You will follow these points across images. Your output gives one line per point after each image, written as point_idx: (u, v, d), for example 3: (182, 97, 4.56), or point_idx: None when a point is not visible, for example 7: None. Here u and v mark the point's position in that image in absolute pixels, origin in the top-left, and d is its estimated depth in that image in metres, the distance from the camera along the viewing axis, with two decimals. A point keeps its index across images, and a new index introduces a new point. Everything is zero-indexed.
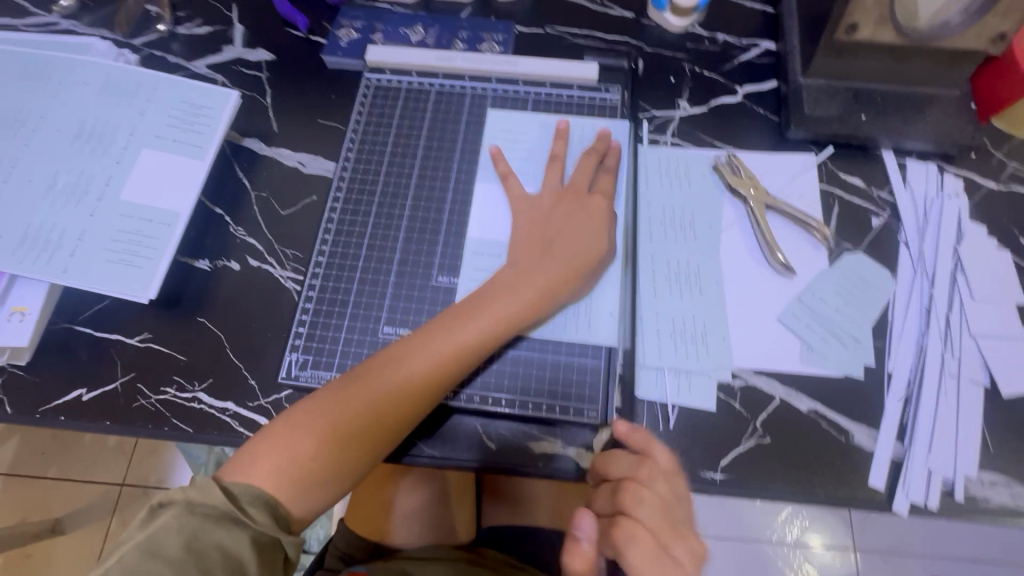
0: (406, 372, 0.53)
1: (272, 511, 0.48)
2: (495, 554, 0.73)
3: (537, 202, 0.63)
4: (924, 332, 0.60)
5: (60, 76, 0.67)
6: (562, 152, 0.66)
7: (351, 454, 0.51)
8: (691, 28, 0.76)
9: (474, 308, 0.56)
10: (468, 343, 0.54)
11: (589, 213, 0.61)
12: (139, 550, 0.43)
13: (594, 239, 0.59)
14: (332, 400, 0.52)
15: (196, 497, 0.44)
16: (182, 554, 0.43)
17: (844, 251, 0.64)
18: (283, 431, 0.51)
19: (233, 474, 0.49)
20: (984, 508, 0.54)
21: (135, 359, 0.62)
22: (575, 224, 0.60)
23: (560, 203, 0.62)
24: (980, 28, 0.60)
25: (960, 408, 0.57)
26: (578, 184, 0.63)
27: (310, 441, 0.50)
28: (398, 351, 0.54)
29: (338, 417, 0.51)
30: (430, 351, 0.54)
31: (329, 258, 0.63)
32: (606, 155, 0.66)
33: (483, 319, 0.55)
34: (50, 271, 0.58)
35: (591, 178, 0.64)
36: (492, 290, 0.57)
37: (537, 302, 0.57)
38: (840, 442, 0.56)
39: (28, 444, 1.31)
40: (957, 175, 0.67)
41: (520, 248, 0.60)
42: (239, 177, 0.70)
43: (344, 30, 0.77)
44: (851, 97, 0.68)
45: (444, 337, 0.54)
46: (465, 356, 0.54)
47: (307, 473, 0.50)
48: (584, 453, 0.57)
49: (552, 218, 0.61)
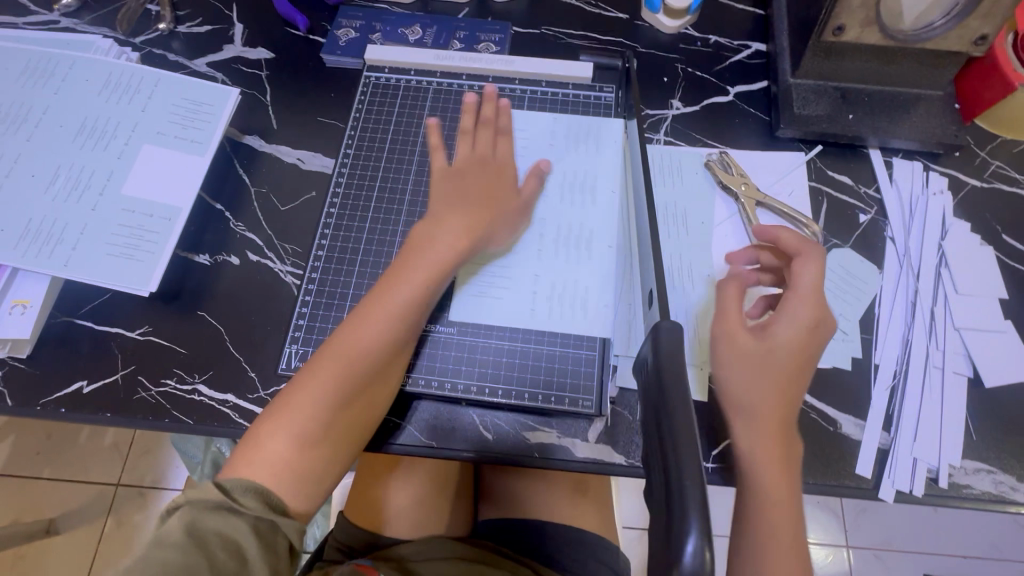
0: (356, 340, 0.53)
1: (263, 498, 0.47)
2: (493, 545, 0.74)
3: (470, 169, 0.64)
4: (910, 325, 0.61)
5: (62, 73, 0.68)
6: (470, 124, 0.67)
7: (335, 433, 0.52)
8: (683, 29, 0.78)
9: (405, 263, 0.56)
10: (405, 297, 0.55)
11: (495, 176, 0.64)
12: (149, 542, 0.44)
13: (508, 198, 0.63)
14: (297, 384, 0.52)
15: (192, 495, 0.45)
16: (184, 537, 0.43)
17: (832, 246, 0.66)
18: (266, 427, 0.51)
19: (231, 475, 0.49)
20: (968, 495, 0.56)
21: (136, 352, 0.62)
22: (457, 185, 0.62)
23: (484, 169, 0.63)
24: (963, 30, 0.61)
25: (944, 398, 0.59)
26: (487, 152, 0.65)
27: (286, 428, 0.50)
28: (346, 324, 0.54)
29: (305, 398, 0.51)
30: (377, 315, 0.54)
31: (329, 252, 0.64)
32: (496, 121, 0.68)
33: (420, 275, 0.55)
34: (51, 264, 0.59)
35: (492, 145, 0.66)
36: (419, 247, 0.57)
37: (465, 249, 0.58)
38: (829, 432, 0.58)
39: (23, 443, 1.31)
40: (942, 173, 0.69)
41: (446, 206, 0.60)
42: (239, 173, 0.71)
43: (343, 29, 0.78)
44: (839, 97, 0.70)
45: (386, 298, 0.54)
46: (408, 314, 0.55)
47: (299, 459, 0.50)
48: (580, 443, 0.58)
49: (478, 179, 0.62)
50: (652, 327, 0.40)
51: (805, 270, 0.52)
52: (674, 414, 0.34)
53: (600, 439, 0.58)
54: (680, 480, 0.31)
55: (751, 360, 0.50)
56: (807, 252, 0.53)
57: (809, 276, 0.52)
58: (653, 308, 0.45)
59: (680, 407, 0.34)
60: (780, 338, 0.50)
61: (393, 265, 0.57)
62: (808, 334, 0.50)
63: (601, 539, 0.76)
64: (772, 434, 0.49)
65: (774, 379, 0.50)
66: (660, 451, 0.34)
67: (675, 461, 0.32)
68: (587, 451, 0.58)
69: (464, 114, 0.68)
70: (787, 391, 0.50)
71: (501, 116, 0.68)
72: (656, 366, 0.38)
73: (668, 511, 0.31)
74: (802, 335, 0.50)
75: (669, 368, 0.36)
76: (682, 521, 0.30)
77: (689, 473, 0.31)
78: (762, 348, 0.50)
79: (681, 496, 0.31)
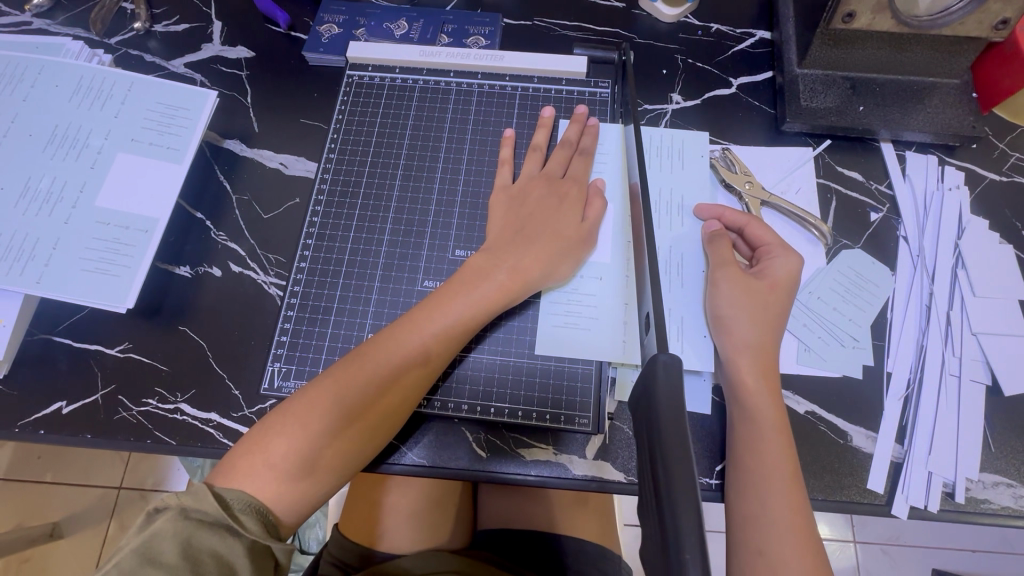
0: (377, 365, 0.51)
1: (263, 519, 0.46)
2: (493, 556, 0.72)
3: (515, 190, 0.61)
4: (924, 331, 0.58)
5: (32, 78, 0.65)
6: (544, 142, 0.64)
7: (332, 453, 0.49)
8: (683, 17, 0.74)
9: (454, 287, 0.55)
10: (446, 326, 0.53)
11: (566, 198, 0.60)
12: (136, 555, 0.41)
13: (574, 224, 0.58)
14: (311, 399, 0.50)
15: (190, 503, 0.43)
16: (180, 560, 0.41)
17: (842, 247, 0.62)
18: (265, 432, 0.49)
19: (220, 480, 0.47)
20: (986, 510, 0.53)
21: (116, 370, 0.60)
22: (549, 210, 0.59)
23: (532, 190, 0.60)
24: (982, 14, 0.57)
25: (961, 408, 0.56)
26: (551, 170, 0.62)
27: (290, 442, 0.48)
28: (368, 346, 0.52)
29: (316, 420, 0.49)
30: (403, 342, 0.52)
31: (312, 263, 0.62)
32: (579, 143, 0.64)
33: (457, 310, 0.53)
34: (23, 282, 0.57)
35: (565, 164, 0.62)
36: (465, 274, 0.56)
37: (510, 289, 0.55)
38: (839, 445, 0.55)
39: (23, 450, 1.30)
40: (958, 167, 0.65)
41: (493, 238, 0.58)
42: (220, 180, 0.68)
43: (326, 25, 0.74)
44: (848, 88, 0.66)
45: (416, 328, 0.53)
46: (442, 346, 0.53)
47: (286, 476, 0.48)
48: (577, 460, 0.55)
49: (527, 204, 0.59)
50: (648, 363, 0.38)
51: (780, 259, 0.56)
52: (668, 457, 0.31)
53: (597, 455, 0.56)
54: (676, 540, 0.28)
55: (740, 344, 0.52)
56: (779, 244, 0.57)
57: (779, 264, 0.55)
58: (650, 333, 0.42)
59: (676, 455, 0.31)
60: (749, 323, 0.53)
61: (429, 295, 0.55)
62: (775, 316, 0.53)
63: (601, 550, 0.74)
64: (769, 419, 0.50)
65: (757, 360, 0.52)
66: (658, 503, 0.31)
67: (669, 517, 0.29)
68: (584, 468, 0.55)
69: (537, 129, 0.65)
70: (770, 374, 0.52)
71: (586, 137, 0.64)
72: (651, 400, 0.35)
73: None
74: (763, 315, 0.53)
75: (664, 404, 0.34)
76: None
77: (686, 533, 0.28)
78: (755, 329, 0.52)
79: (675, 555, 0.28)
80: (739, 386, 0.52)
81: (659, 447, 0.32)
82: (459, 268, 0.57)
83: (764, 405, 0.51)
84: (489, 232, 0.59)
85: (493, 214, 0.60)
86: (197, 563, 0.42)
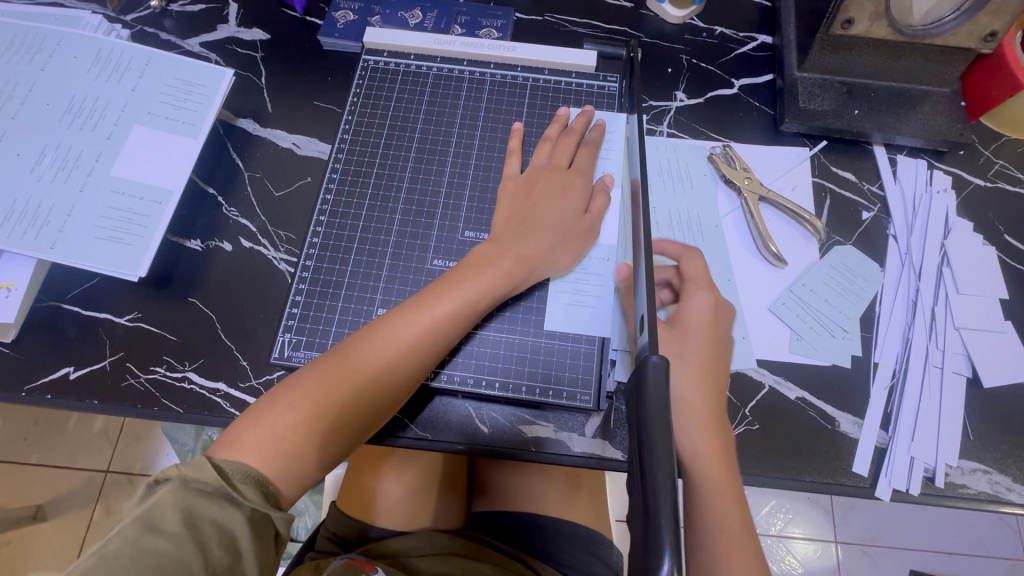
0: (388, 345, 0.52)
1: (263, 488, 0.47)
2: (487, 538, 0.73)
3: (527, 176, 0.63)
4: (910, 324, 0.61)
5: (50, 49, 0.66)
6: (556, 133, 0.66)
7: (338, 427, 0.51)
8: (689, 19, 0.77)
9: (463, 276, 0.56)
10: (454, 313, 0.54)
11: (564, 187, 0.62)
12: (138, 522, 0.41)
13: (576, 207, 0.61)
14: (320, 375, 0.51)
15: (190, 473, 0.43)
16: (180, 529, 0.41)
17: (834, 243, 0.65)
18: (270, 406, 0.50)
19: (223, 452, 0.48)
20: (964, 495, 0.56)
21: (125, 338, 0.61)
22: (553, 199, 0.61)
23: (540, 180, 0.62)
24: (973, 26, 0.61)
25: (942, 397, 0.58)
26: (566, 158, 0.64)
27: (298, 415, 0.49)
28: (377, 326, 0.54)
29: (324, 394, 0.50)
30: (413, 324, 0.53)
31: (325, 239, 0.63)
32: (584, 134, 0.66)
33: (468, 293, 0.55)
34: (37, 246, 0.57)
35: (584, 154, 0.65)
36: (474, 264, 0.57)
37: (512, 273, 0.57)
38: (827, 429, 0.57)
39: (9, 429, 1.28)
40: (946, 172, 0.69)
41: (499, 228, 0.60)
42: (232, 158, 0.69)
43: (341, 11, 0.76)
44: (845, 92, 0.69)
45: (427, 310, 0.54)
46: (449, 329, 0.54)
47: (293, 447, 0.49)
48: (577, 438, 0.57)
49: (534, 196, 0.61)
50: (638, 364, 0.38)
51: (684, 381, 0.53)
52: (654, 446, 0.33)
53: (598, 433, 0.58)
54: (653, 510, 0.31)
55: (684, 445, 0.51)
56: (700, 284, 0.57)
57: (701, 301, 0.56)
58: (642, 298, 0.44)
59: (661, 438, 0.33)
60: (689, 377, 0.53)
61: (437, 279, 0.57)
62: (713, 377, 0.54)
63: (592, 532, 0.75)
64: (715, 489, 0.50)
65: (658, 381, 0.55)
66: (639, 485, 0.33)
67: (651, 494, 0.31)
68: (584, 446, 0.57)
69: (552, 123, 0.67)
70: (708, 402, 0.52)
71: (592, 130, 0.67)
72: (638, 401, 0.36)
73: (643, 547, 0.30)
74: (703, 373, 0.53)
75: (654, 406, 0.34)
76: (656, 542, 0.29)
77: (663, 503, 0.30)
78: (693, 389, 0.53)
79: (653, 527, 0.30)
80: (704, 488, 0.50)
81: (647, 435, 0.33)
82: (469, 253, 0.59)
83: (727, 508, 0.49)
84: (493, 223, 0.62)
85: (500, 202, 0.62)
86: (199, 531, 0.42)
